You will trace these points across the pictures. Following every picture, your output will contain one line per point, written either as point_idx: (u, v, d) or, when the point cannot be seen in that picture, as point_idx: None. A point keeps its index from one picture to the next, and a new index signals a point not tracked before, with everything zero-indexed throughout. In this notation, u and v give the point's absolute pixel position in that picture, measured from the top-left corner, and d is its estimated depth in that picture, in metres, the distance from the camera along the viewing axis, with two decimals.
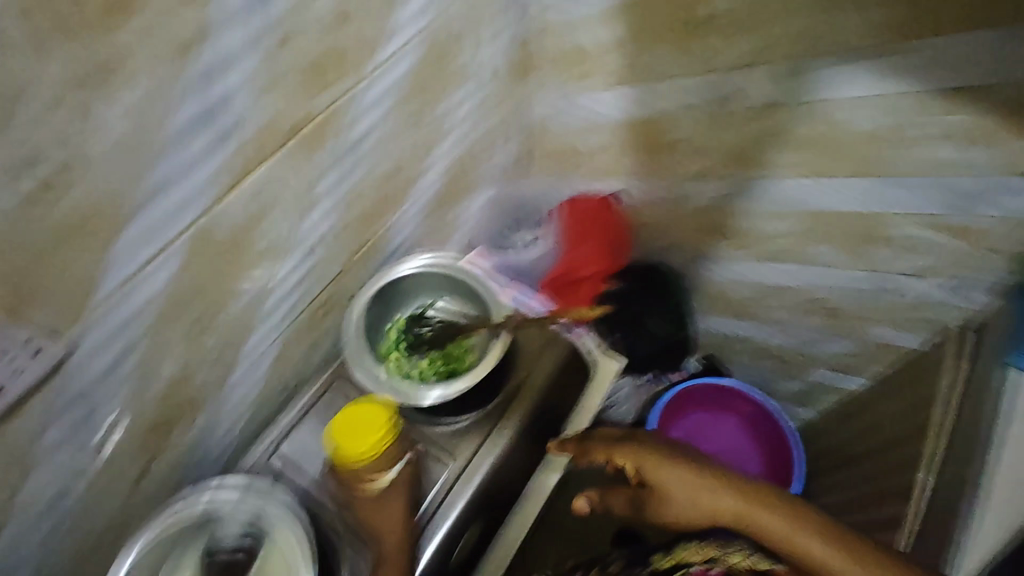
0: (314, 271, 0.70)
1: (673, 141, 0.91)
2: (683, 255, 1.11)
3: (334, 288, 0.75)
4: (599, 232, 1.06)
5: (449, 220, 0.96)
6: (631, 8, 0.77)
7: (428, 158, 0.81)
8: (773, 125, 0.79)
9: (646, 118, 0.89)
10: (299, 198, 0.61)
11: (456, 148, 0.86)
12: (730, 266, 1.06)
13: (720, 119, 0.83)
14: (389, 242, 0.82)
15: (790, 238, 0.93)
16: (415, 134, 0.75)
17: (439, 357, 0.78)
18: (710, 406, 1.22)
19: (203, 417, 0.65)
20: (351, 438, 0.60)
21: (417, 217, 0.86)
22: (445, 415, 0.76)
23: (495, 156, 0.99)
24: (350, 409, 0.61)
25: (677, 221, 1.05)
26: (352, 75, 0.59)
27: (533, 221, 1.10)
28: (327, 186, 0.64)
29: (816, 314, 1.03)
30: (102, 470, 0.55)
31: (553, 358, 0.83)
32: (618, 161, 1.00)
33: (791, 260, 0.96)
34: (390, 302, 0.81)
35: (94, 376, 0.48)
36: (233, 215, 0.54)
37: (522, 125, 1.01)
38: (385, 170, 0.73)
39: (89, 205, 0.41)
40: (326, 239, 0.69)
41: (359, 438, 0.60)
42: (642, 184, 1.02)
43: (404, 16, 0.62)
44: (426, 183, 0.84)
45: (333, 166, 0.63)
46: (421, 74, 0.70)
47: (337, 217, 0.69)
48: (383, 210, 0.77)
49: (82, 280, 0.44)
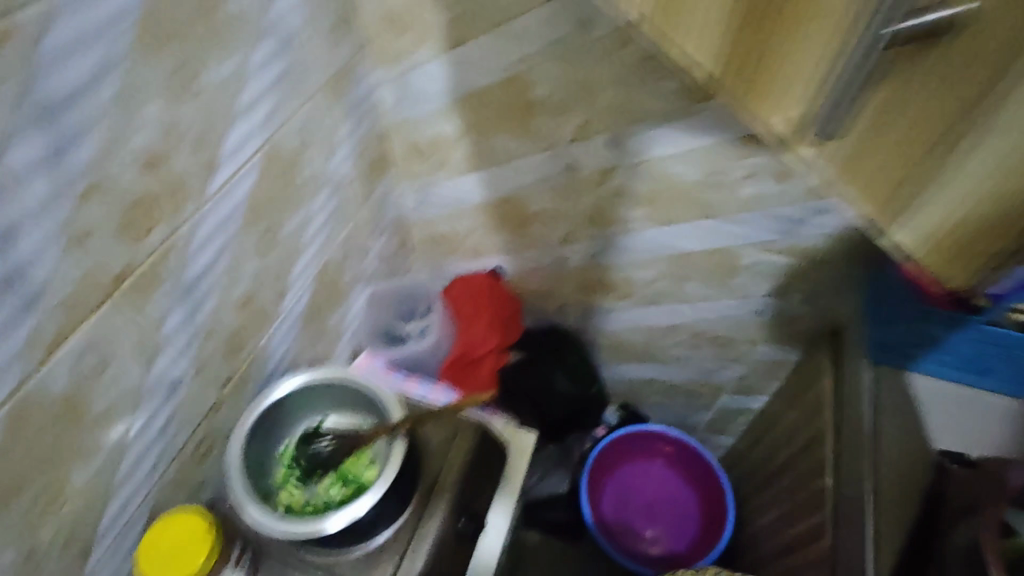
0: (178, 417, 0.65)
1: (536, 212, 0.95)
2: (575, 313, 1.14)
3: (204, 432, 0.70)
4: (489, 307, 1.06)
5: (331, 328, 0.93)
6: (468, 101, 0.83)
7: (292, 272, 0.78)
8: (616, 187, 0.84)
9: (507, 196, 0.94)
10: (141, 345, 0.57)
11: (322, 255, 0.85)
12: (618, 316, 1.10)
13: (570, 190, 0.88)
14: (264, 365, 0.78)
15: (662, 281, 0.97)
16: (270, 252, 0.72)
17: (336, 479, 0.74)
18: (633, 453, 1.23)
19: None
20: (174, 564, 0.59)
21: (290, 333, 0.83)
22: (347, 543, 0.70)
23: (368, 255, 0.98)
24: (165, 523, 0.61)
25: (560, 282, 1.08)
26: (190, 204, 0.58)
27: (422, 309, 1.11)
28: (174, 326, 0.60)
29: (703, 346, 1.07)
30: None
31: (462, 450, 0.80)
32: (493, 238, 1.04)
33: (669, 302, 1.01)
34: (273, 429, 0.76)
35: None
36: (58, 381, 0.49)
37: (390, 219, 1.02)
38: (242, 295, 0.69)
39: None
40: (185, 381, 0.65)
41: (182, 555, 0.59)
42: (517, 255, 1.06)
43: (234, 141, 0.61)
44: (296, 297, 0.81)
45: (180, 302, 0.60)
46: (265, 192, 0.68)
47: (195, 353, 0.65)
48: (249, 334, 0.73)
49: None
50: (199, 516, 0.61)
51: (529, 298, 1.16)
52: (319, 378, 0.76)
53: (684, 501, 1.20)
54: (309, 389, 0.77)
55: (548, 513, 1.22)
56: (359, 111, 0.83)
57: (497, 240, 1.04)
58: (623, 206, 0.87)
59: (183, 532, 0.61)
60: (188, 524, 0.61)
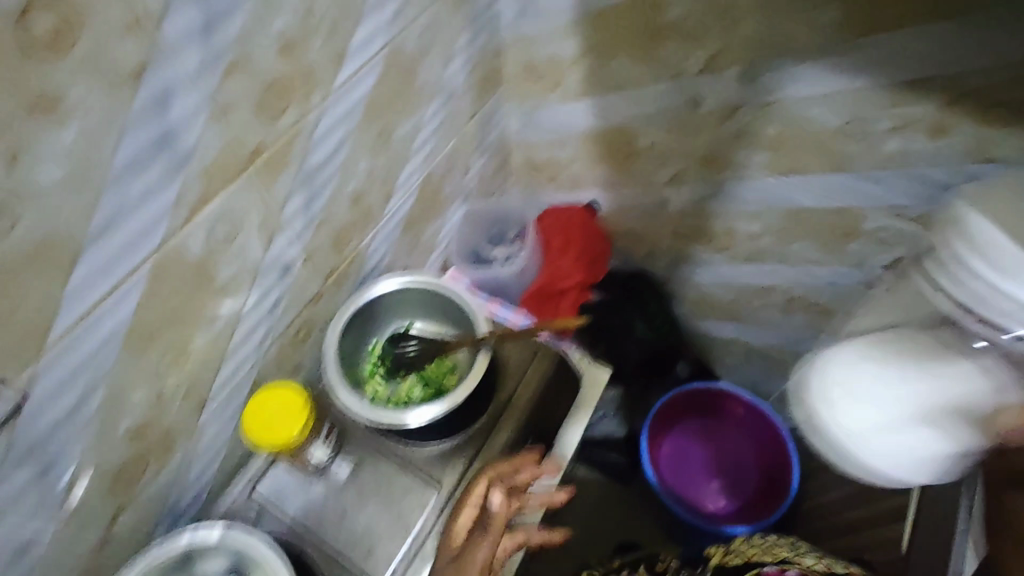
0: (286, 298, 0.70)
1: (644, 148, 0.91)
2: (664, 260, 1.11)
3: (307, 316, 0.75)
4: (578, 242, 1.05)
5: (424, 240, 0.96)
6: (593, 18, 0.78)
7: (399, 177, 0.80)
8: (738, 127, 0.78)
9: (616, 127, 0.91)
10: (264, 224, 0.60)
11: (427, 165, 0.86)
12: (709, 269, 1.06)
13: (685, 127, 0.83)
14: (363, 264, 0.82)
15: (766, 238, 0.92)
16: (381, 153, 0.74)
17: (418, 380, 0.78)
18: (696, 409, 1.21)
19: (177, 456, 0.64)
20: (274, 427, 0.65)
21: (389, 238, 0.85)
22: (425, 440, 0.73)
23: (467, 173, 0.98)
24: (269, 390, 0.67)
25: (654, 226, 1.05)
26: (318, 93, 0.59)
27: (511, 236, 1.10)
28: (293, 211, 0.64)
29: (796, 313, 1.02)
30: (72, 519, 0.55)
31: (540, 372, 0.81)
32: (593, 170, 1.01)
33: (768, 260, 0.96)
34: (366, 325, 0.80)
35: (50, 420, 0.47)
36: (195, 245, 0.53)
37: (493, 139, 1.01)
38: (352, 192, 0.72)
39: (39, 240, 0.41)
40: (296, 265, 0.69)
41: (282, 420, 0.65)
42: (615, 191, 1.03)
43: (364, 35, 0.61)
44: (399, 202, 0.83)
45: (299, 189, 0.63)
46: (385, 92, 0.69)
47: (308, 239, 0.68)
48: (354, 231, 0.76)
49: (33, 321, 0.43)
50: (299, 389, 0.67)
51: (619, 238, 1.13)
52: (416, 283, 0.79)
53: (744, 463, 1.20)
54: (404, 292, 0.80)
55: (603, 454, 1.22)
56: (481, 21, 0.81)
57: (597, 174, 1.02)
58: (741, 150, 0.81)
59: (283, 401, 0.66)
60: (289, 394, 0.66)
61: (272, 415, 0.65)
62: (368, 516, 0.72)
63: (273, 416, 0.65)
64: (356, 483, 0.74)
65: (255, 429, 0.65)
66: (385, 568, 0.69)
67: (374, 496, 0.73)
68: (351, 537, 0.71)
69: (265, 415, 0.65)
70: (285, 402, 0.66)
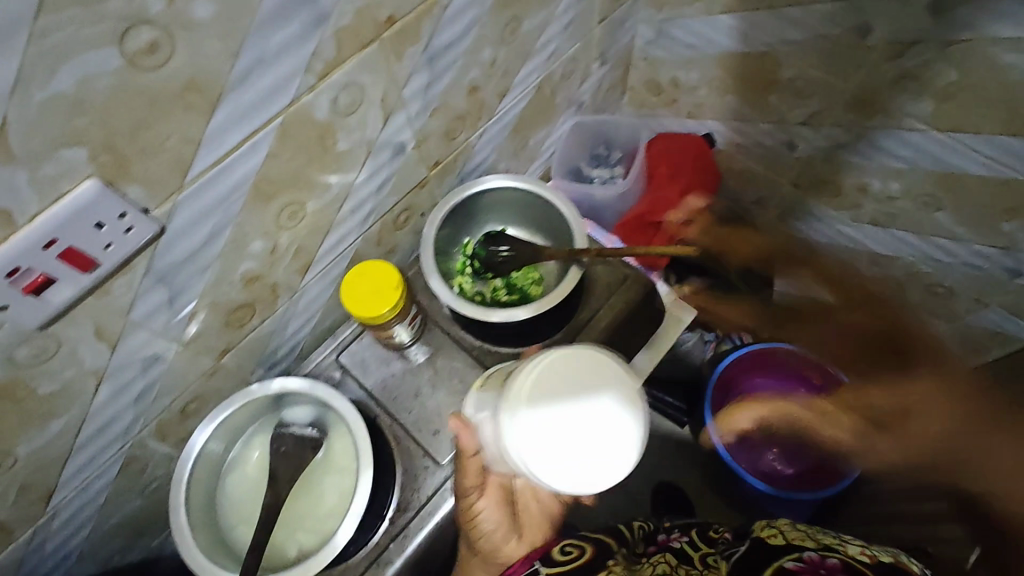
0: (393, 180, 0.71)
1: (786, 79, 0.82)
2: (776, 209, 1.03)
3: (409, 202, 0.76)
4: (686, 175, 1.00)
5: (529, 146, 0.93)
6: None
7: (518, 74, 0.77)
8: (909, 67, 0.68)
9: (761, 52, 0.81)
10: (384, 99, 0.60)
11: (547, 66, 0.81)
12: (824, 226, 0.97)
13: (843, 59, 0.74)
14: (468, 160, 0.81)
15: (902, 201, 0.83)
16: (506, 44, 0.70)
17: (504, 284, 0.79)
18: None
19: (279, 311, 0.69)
20: (367, 300, 0.68)
21: (497, 138, 0.83)
22: (502, 341, 0.77)
23: (585, 81, 0.93)
24: (365, 266, 0.70)
25: (775, 170, 0.97)
26: None
27: (615, 158, 1.07)
28: (413, 91, 0.63)
29: (913, 290, 0.93)
30: (189, 346, 0.61)
31: (624, 299, 0.81)
32: (721, 98, 0.93)
33: (898, 227, 0.87)
34: (464, 222, 0.81)
35: (180, 253, 0.51)
36: (320, 110, 0.54)
37: (619, 48, 0.94)
38: (471, 81, 0.70)
39: (186, 77, 0.42)
40: (407, 148, 0.69)
41: (374, 294, 0.68)
42: (739, 124, 0.95)
43: None
44: (513, 102, 0.80)
45: (422, 69, 0.62)
46: None
47: (421, 124, 0.68)
48: (465, 124, 0.75)
49: (175, 156, 0.45)
50: (394, 269, 0.69)
51: (730, 178, 1.06)
52: (519, 187, 0.78)
53: None
54: (505, 194, 0.80)
55: None
56: None
57: (724, 102, 0.94)
58: (904, 95, 0.71)
59: (377, 278, 0.69)
60: (383, 273, 0.69)
61: (365, 289, 0.68)
62: (438, 400, 0.76)
63: (367, 291, 0.68)
64: (432, 369, 0.77)
65: (349, 298, 0.68)
66: (448, 450, 0.74)
67: (447, 384, 0.76)
68: (420, 415, 0.75)
69: (359, 288, 0.68)
70: (378, 280, 0.69)
